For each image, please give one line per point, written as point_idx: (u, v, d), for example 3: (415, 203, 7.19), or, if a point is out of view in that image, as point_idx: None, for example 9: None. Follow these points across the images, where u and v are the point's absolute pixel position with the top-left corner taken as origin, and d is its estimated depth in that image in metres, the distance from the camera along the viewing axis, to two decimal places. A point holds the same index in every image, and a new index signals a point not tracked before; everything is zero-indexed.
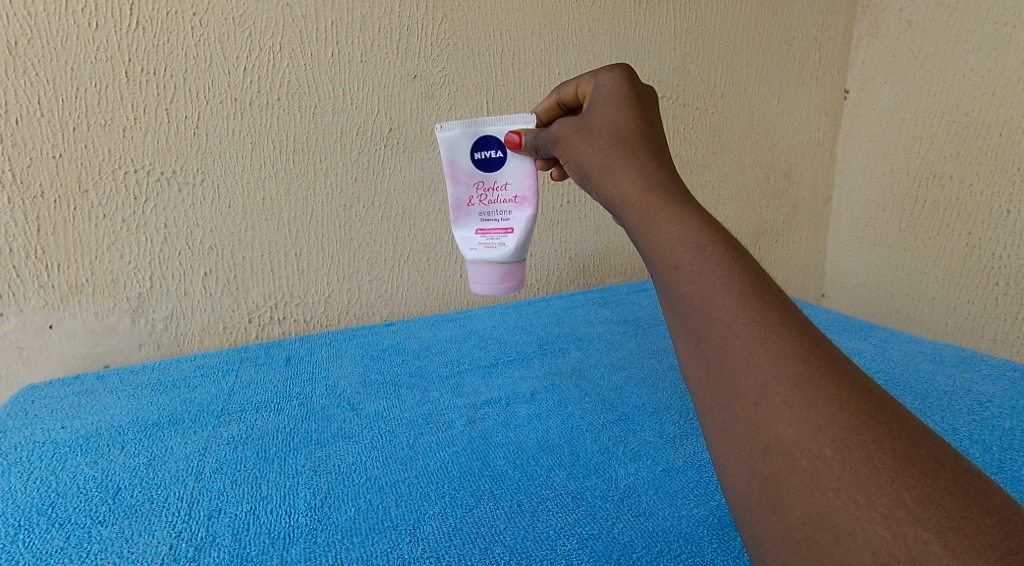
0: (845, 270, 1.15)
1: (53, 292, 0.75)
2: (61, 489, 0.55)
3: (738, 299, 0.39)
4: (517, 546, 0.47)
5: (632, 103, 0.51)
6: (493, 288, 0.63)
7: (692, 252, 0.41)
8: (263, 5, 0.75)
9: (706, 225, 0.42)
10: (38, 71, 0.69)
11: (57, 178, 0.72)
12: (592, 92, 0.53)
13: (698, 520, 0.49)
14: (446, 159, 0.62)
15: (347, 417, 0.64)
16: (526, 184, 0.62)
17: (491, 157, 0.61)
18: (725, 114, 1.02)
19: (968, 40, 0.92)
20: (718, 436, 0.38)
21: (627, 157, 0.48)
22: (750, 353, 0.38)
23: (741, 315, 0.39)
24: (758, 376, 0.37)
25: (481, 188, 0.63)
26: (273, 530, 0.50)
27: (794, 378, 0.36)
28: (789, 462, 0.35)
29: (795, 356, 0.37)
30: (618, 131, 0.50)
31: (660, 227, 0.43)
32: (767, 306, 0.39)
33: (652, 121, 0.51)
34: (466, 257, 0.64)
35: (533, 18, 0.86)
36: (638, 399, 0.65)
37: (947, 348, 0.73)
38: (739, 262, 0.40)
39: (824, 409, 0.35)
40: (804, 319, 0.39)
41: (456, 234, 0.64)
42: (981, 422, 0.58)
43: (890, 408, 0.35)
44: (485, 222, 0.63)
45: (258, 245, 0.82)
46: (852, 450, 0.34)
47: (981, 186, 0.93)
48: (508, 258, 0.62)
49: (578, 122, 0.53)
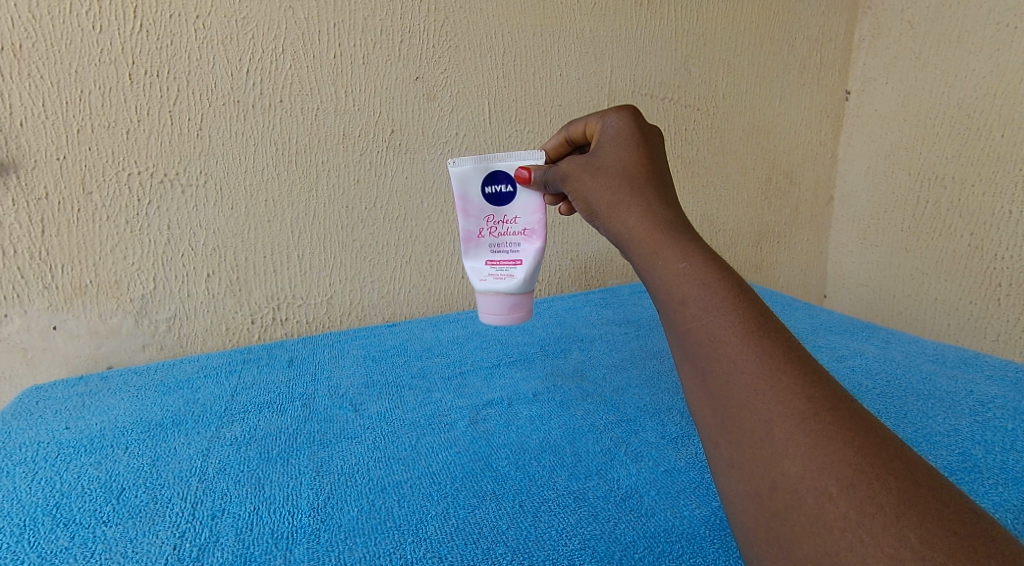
0: (846, 271, 1.15)
1: (57, 293, 0.75)
2: (66, 489, 0.56)
3: (744, 339, 0.42)
4: (519, 546, 0.47)
5: (638, 143, 0.54)
6: (499, 317, 0.65)
7: (698, 289, 0.44)
8: (266, 7, 0.76)
9: (712, 264, 0.45)
10: (42, 74, 0.70)
11: (61, 180, 0.73)
12: (599, 132, 0.56)
13: (699, 521, 0.49)
14: (459, 194, 0.64)
15: (350, 417, 0.64)
16: (535, 218, 0.63)
17: (501, 192, 0.63)
18: (727, 115, 1.02)
19: (970, 41, 0.92)
20: (727, 472, 0.40)
21: (634, 196, 0.51)
22: (755, 390, 0.40)
23: (747, 353, 0.41)
24: (763, 414, 0.40)
25: (491, 221, 0.64)
26: (276, 530, 0.50)
27: (798, 415, 0.39)
28: (795, 499, 0.37)
29: (799, 394, 0.40)
30: (625, 170, 0.52)
31: (667, 266, 0.46)
32: (771, 346, 0.41)
33: (656, 161, 0.54)
34: (476, 287, 0.66)
35: (534, 19, 0.87)
36: (640, 400, 0.65)
37: (949, 349, 0.73)
38: (743, 301, 0.44)
39: (829, 447, 0.38)
40: (806, 356, 0.42)
41: (467, 265, 0.66)
42: (983, 423, 0.58)
43: (890, 445, 0.38)
44: (495, 252, 0.65)
45: (260, 246, 0.82)
46: (857, 488, 0.36)
47: (983, 187, 0.93)
48: (515, 289, 0.64)
49: (585, 160, 0.55)
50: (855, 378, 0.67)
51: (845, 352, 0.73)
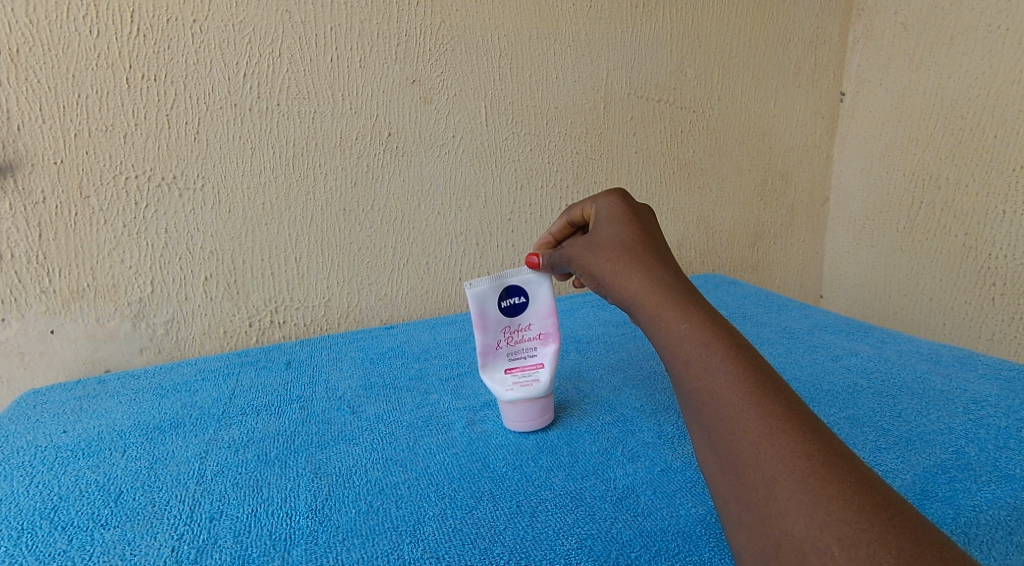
0: (842, 271, 1.15)
1: (55, 298, 0.76)
2: (64, 493, 0.56)
3: (743, 396, 0.45)
4: (516, 545, 0.48)
5: (631, 217, 0.58)
6: (529, 422, 0.60)
7: (699, 349, 0.48)
8: (262, 11, 0.76)
9: (710, 324, 0.49)
10: (39, 78, 0.70)
11: (58, 184, 0.73)
12: (595, 213, 0.60)
13: (695, 520, 0.49)
14: (476, 312, 0.60)
15: (347, 419, 0.65)
16: (551, 321, 0.61)
17: (515, 302, 0.60)
18: (723, 117, 1.02)
19: (963, 42, 0.93)
20: (736, 528, 0.43)
21: (635, 264, 0.54)
22: (757, 448, 0.43)
23: (748, 412, 0.45)
24: (767, 472, 0.43)
25: (507, 332, 0.61)
26: (274, 532, 0.50)
27: (798, 474, 0.42)
28: (799, 556, 0.40)
29: (799, 451, 0.42)
30: (623, 243, 0.56)
31: (669, 327, 0.50)
32: (771, 403, 0.45)
33: (650, 232, 0.58)
34: (500, 397, 0.60)
35: (530, 22, 0.87)
36: (636, 401, 0.65)
37: (943, 348, 0.74)
38: (742, 359, 0.47)
39: (830, 505, 0.40)
40: (807, 414, 0.45)
41: (486, 380, 0.61)
42: (975, 421, 0.59)
43: (891, 502, 0.40)
44: (515, 360, 0.61)
45: (257, 249, 0.82)
46: (858, 547, 0.38)
47: (977, 187, 0.94)
48: (544, 392, 0.60)
49: (586, 240, 0.58)
50: (849, 378, 0.67)
51: (840, 352, 0.73)
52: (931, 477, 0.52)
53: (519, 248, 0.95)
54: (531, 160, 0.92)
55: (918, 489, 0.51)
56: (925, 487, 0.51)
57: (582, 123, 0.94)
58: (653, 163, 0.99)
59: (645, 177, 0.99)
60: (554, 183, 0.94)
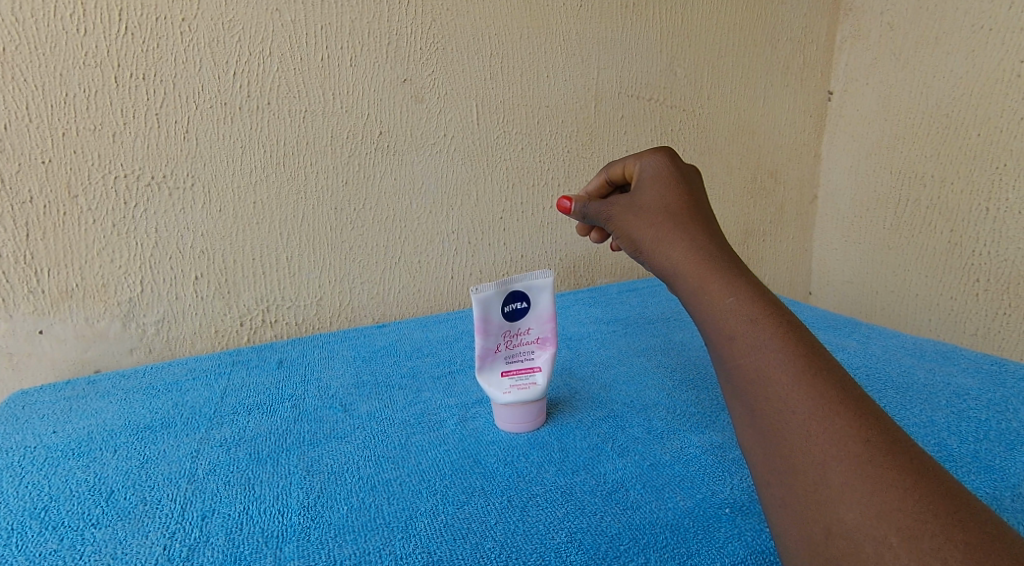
0: (830, 268, 1.16)
1: (43, 298, 0.75)
2: (54, 493, 0.55)
3: (794, 376, 0.45)
4: (507, 540, 0.48)
5: (675, 181, 0.58)
6: (521, 426, 0.60)
7: (746, 325, 0.48)
8: (252, 10, 0.76)
9: (758, 299, 0.49)
10: (26, 77, 0.70)
11: (46, 184, 0.72)
12: (638, 172, 0.60)
13: (683, 513, 0.50)
14: (479, 316, 0.58)
15: (339, 417, 0.65)
16: (551, 327, 0.60)
17: (518, 306, 0.59)
18: (712, 116, 1.03)
19: (948, 42, 0.94)
20: (782, 514, 0.44)
21: (676, 231, 0.55)
22: (809, 430, 0.44)
23: (798, 394, 0.45)
24: (819, 456, 0.43)
25: (508, 336, 0.59)
26: (266, 529, 0.50)
27: (854, 460, 0.42)
28: (852, 546, 0.40)
29: (854, 437, 0.43)
30: (666, 207, 0.57)
31: (714, 299, 0.50)
32: (825, 385, 0.45)
33: (695, 196, 0.58)
34: (494, 400, 0.60)
35: (521, 22, 0.88)
36: (627, 397, 0.66)
37: (928, 343, 0.74)
38: (793, 337, 0.47)
39: (889, 495, 0.40)
40: (861, 397, 0.45)
41: (482, 382, 0.60)
42: (957, 414, 0.59)
43: (953, 493, 0.40)
44: (512, 364, 0.60)
45: (248, 248, 0.82)
46: (919, 539, 0.39)
47: (961, 185, 0.95)
48: (540, 397, 0.60)
49: (628, 201, 0.59)
50: None
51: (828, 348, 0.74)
52: None
53: (511, 246, 0.95)
54: (522, 159, 0.92)
55: None
56: None
57: (573, 122, 0.94)
58: None
59: None
60: (545, 182, 0.95)
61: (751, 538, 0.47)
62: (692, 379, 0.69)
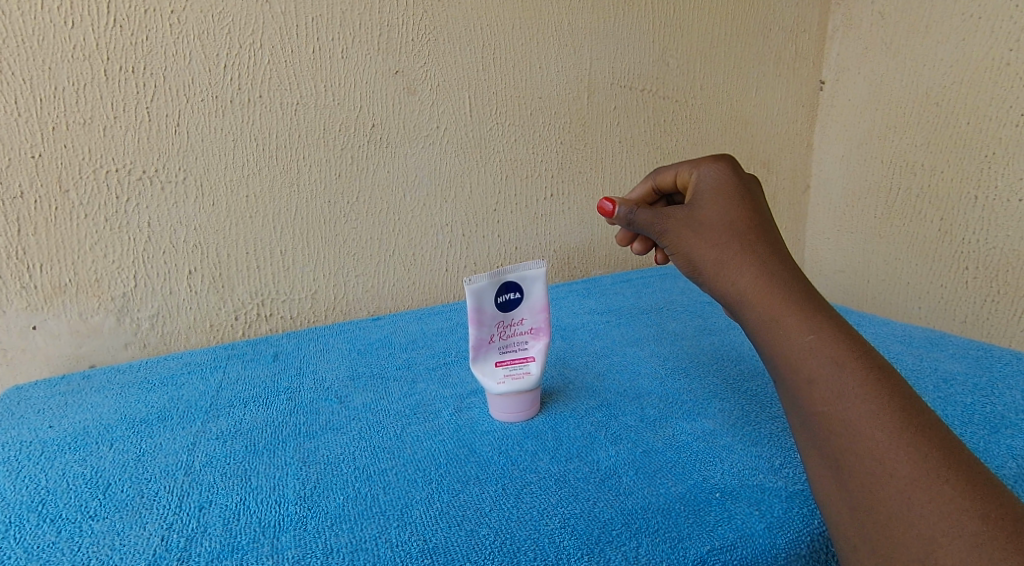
0: (823, 257, 1.17)
1: (36, 293, 0.75)
2: (51, 486, 0.56)
3: (886, 430, 0.45)
4: (501, 527, 0.48)
5: (736, 196, 0.58)
6: (516, 416, 0.60)
7: (830, 367, 0.48)
8: (243, 2, 0.76)
9: (839, 339, 0.49)
10: (15, 71, 0.69)
11: (37, 179, 0.72)
12: (696, 181, 0.60)
13: (675, 498, 0.50)
14: (473, 307, 0.58)
15: (335, 409, 0.65)
16: (544, 316, 0.61)
17: (511, 297, 0.59)
18: (704, 106, 1.03)
19: (938, 31, 0.94)
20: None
21: (745, 255, 0.55)
22: (906, 494, 0.43)
23: (892, 450, 0.44)
24: (921, 525, 0.42)
25: (502, 327, 0.60)
26: (263, 519, 0.50)
27: (961, 531, 0.41)
28: None
29: (959, 503, 0.42)
30: (731, 224, 0.57)
31: (794, 338, 0.50)
32: (921, 442, 0.44)
33: (756, 213, 0.58)
34: (489, 391, 0.60)
35: (513, 13, 0.88)
36: (620, 385, 0.66)
37: (917, 330, 0.75)
38: (882, 385, 0.47)
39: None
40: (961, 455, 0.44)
41: (476, 373, 0.60)
42: (945, 399, 0.60)
43: None
44: (506, 355, 0.60)
45: (242, 242, 0.82)
46: None
47: (951, 173, 0.96)
48: (534, 386, 0.60)
49: (686, 213, 0.58)
50: None
51: None
52: None
53: (504, 238, 0.95)
54: (515, 151, 0.92)
55: None
56: None
57: (565, 113, 0.94)
58: (635, 152, 1.00)
59: (628, 166, 1.00)
60: (539, 173, 0.95)
61: (741, 522, 0.48)
62: (684, 368, 0.69)
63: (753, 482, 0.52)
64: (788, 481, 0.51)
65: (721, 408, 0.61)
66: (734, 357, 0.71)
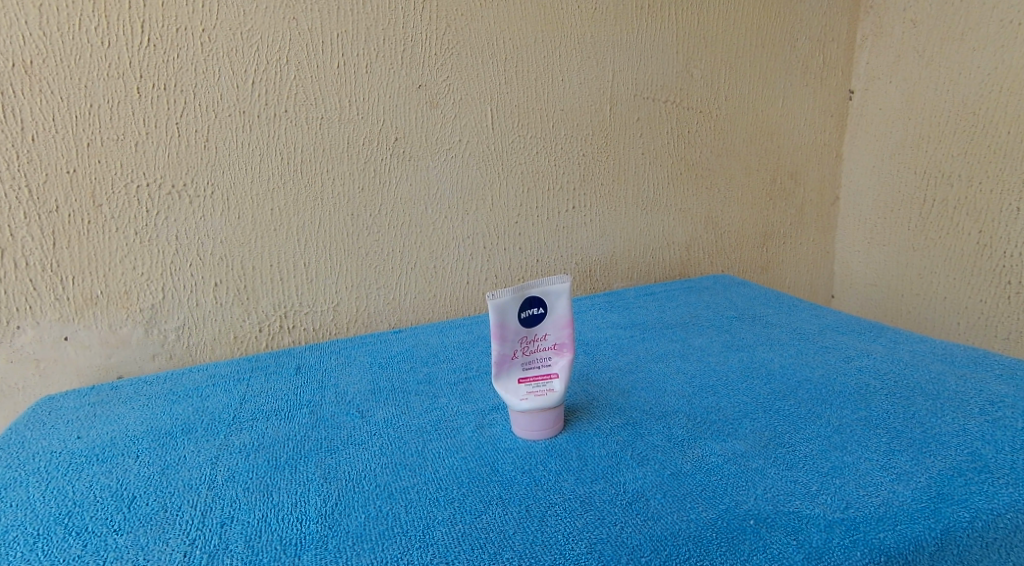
0: (853, 271, 1.14)
1: (68, 305, 0.76)
2: (78, 498, 0.56)
3: None
4: (526, 550, 0.48)
5: None
6: (538, 432, 0.60)
7: None
8: (270, 19, 0.77)
9: None
10: (52, 89, 0.71)
11: (71, 193, 0.74)
12: None
13: (706, 524, 0.49)
14: (496, 322, 0.57)
15: (357, 424, 0.65)
16: (567, 332, 0.60)
17: (535, 312, 0.58)
18: (731, 117, 1.02)
19: (974, 38, 0.92)
20: None
21: None
22: None
23: None
24: None
25: (524, 342, 0.59)
26: (285, 537, 0.50)
27: None
28: None
29: None
30: None
31: None
32: None
33: None
34: (511, 407, 0.59)
35: (536, 25, 0.87)
36: (646, 403, 0.65)
37: (957, 348, 0.73)
38: None
39: None
40: None
41: (497, 389, 0.59)
42: (993, 423, 0.58)
43: None
44: (529, 371, 0.59)
45: (266, 255, 0.82)
46: None
47: (991, 185, 0.93)
48: (557, 403, 0.59)
49: None
50: (861, 380, 0.67)
51: (852, 353, 0.73)
52: (947, 480, 0.52)
53: (527, 250, 0.95)
54: (537, 163, 0.92)
55: (933, 492, 0.51)
56: (940, 490, 0.51)
57: (589, 125, 0.93)
58: (659, 164, 0.99)
59: (653, 179, 0.99)
60: (561, 186, 0.94)
61: (777, 551, 0.46)
62: (711, 386, 0.68)
63: (789, 509, 0.50)
64: (826, 509, 0.50)
65: (751, 429, 0.60)
66: (763, 374, 0.69)
